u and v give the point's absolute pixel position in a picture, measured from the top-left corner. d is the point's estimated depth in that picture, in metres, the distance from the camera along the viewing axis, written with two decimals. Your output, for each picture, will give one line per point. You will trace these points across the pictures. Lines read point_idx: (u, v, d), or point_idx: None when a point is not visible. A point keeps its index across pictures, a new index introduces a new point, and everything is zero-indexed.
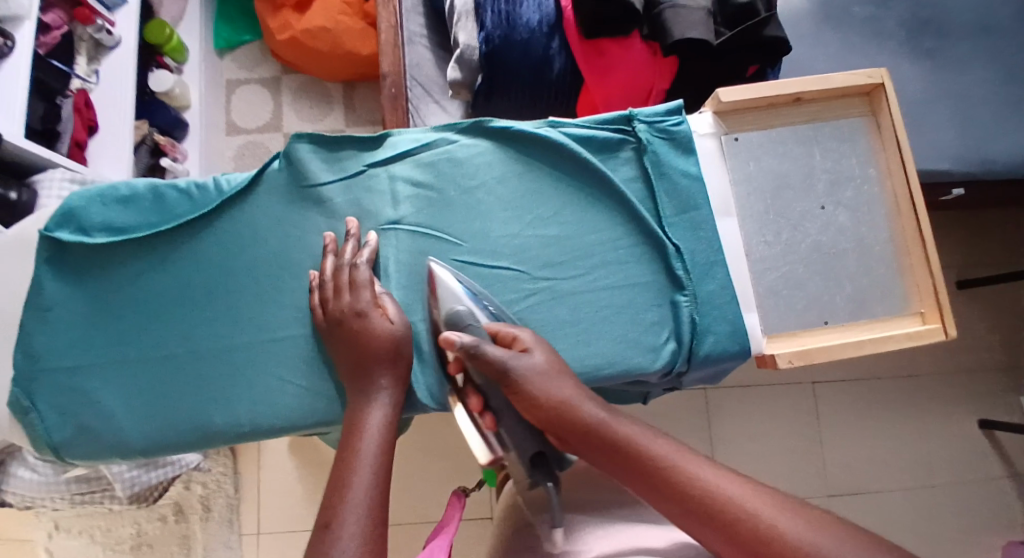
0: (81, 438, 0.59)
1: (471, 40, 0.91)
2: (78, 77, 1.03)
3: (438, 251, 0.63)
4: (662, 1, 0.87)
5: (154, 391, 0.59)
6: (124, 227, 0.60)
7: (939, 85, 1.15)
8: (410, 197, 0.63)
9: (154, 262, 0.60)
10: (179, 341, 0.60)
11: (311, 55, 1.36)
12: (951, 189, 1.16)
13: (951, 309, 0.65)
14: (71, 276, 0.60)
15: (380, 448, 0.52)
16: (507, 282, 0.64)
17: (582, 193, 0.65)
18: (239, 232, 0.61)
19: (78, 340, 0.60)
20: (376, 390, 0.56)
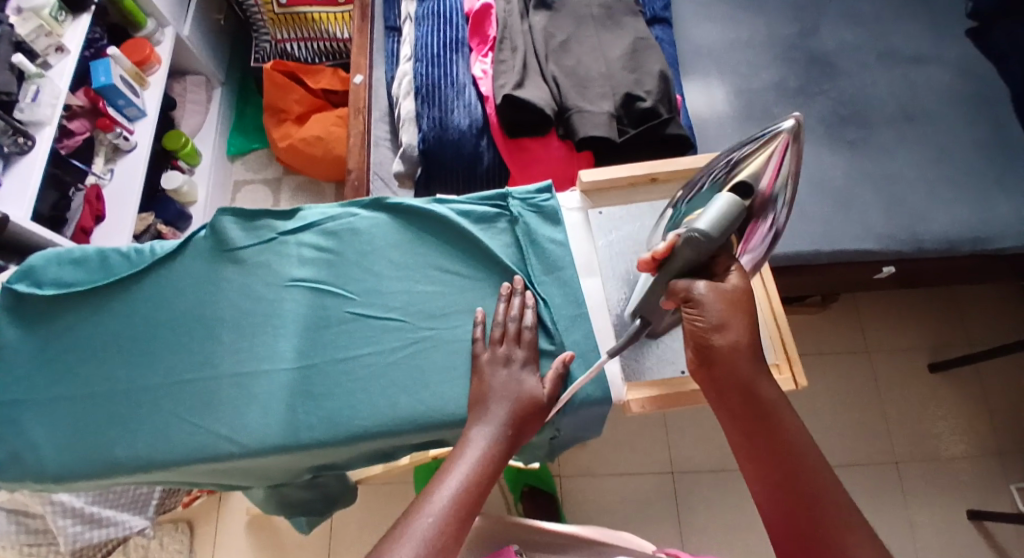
0: (6, 461, 0.68)
1: (412, 140, 1.07)
2: (93, 173, 1.29)
3: (333, 303, 0.73)
4: (570, 106, 1.01)
5: (71, 423, 0.69)
6: (70, 283, 0.74)
7: (872, 167, 1.21)
8: (313, 260, 0.74)
9: (92, 314, 0.73)
10: (100, 379, 0.71)
11: (308, 159, 1.53)
12: (882, 267, 1.19)
13: (799, 361, 0.70)
14: (24, 323, 0.73)
15: (476, 466, 0.62)
16: (391, 332, 0.72)
17: (463, 257, 0.75)
18: (165, 287, 0.73)
19: (19, 378, 0.71)
20: (489, 417, 0.65)
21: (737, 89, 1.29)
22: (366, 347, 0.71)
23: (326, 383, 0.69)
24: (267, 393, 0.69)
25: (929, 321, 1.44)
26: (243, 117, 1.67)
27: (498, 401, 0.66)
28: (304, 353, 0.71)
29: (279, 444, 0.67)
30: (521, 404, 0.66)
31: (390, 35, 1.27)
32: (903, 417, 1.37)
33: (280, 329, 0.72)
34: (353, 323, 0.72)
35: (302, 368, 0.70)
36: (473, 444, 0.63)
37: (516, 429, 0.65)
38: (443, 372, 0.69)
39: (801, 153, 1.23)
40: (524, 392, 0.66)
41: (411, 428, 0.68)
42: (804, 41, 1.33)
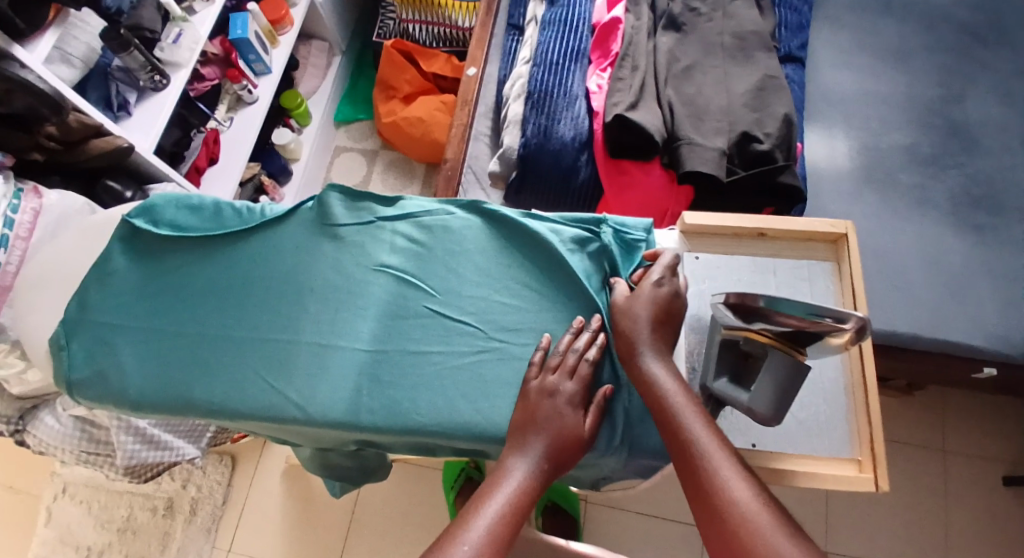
0: (94, 379, 0.73)
1: (514, 143, 1.05)
2: (215, 119, 1.37)
3: (414, 296, 0.74)
4: (681, 137, 0.99)
5: (155, 357, 0.74)
6: (183, 227, 0.78)
7: (992, 258, 1.12)
8: (403, 250, 0.76)
9: (195, 259, 0.77)
10: (189, 323, 0.75)
11: (407, 138, 1.55)
12: (982, 366, 1.11)
13: (885, 464, 0.65)
14: (134, 254, 0.78)
15: (513, 494, 0.63)
16: (463, 336, 0.72)
17: (549, 276, 0.74)
18: (264, 250, 0.77)
19: (118, 304, 0.76)
20: (526, 449, 0.65)
21: (860, 145, 1.22)
22: (437, 346, 0.72)
23: (393, 372, 0.71)
24: (337, 370, 0.71)
25: (1020, 432, 1.32)
26: (355, 87, 1.72)
27: (537, 431, 0.66)
28: (379, 340, 0.72)
29: (339, 421, 0.69)
30: (559, 440, 0.65)
31: (511, 33, 1.28)
32: (969, 526, 1.26)
33: (358, 310, 0.74)
34: (429, 319, 0.73)
35: (373, 353, 0.72)
36: (510, 475, 0.64)
37: (553, 465, 0.65)
38: (507, 387, 0.70)
39: (913, 226, 1.15)
40: (566, 428, 0.66)
41: (462, 435, 0.68)
42: (944, 106, 1.24)
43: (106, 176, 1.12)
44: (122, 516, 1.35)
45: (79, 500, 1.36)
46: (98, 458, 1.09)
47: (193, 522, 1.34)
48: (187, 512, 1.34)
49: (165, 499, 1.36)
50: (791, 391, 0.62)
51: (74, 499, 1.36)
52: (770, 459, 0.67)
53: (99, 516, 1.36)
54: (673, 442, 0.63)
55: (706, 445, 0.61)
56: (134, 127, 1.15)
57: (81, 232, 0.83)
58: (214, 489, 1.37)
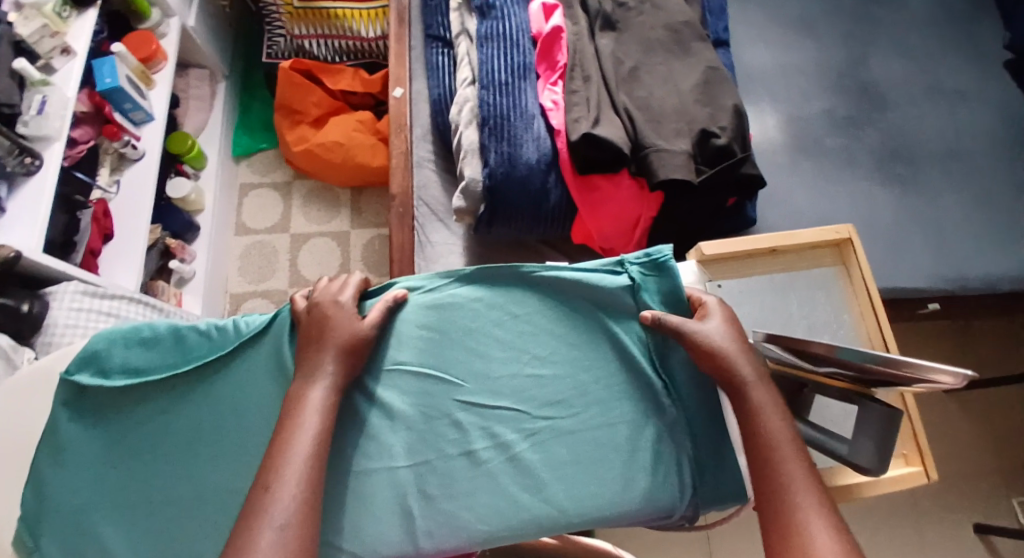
0: None
1: (476, 174, 0.99)
2: (99, 187, 1.19)
3: (441, 391, 0.70)
4: (647, 145, 0.96)
5: (154, 524, 0.68)
6: (141, 370, 0.72)
7: (918, 205, 1.22)
8: (415, 341, 0.72)
9: (168, 406, 0.71)
10: (178, 481, 0.69)
11: (326, 165, 1.42)
12: (927, 303, 1.22)
13: (931, 454, 0.69)
14: (87, 418, 0.71)
15: (318, 422, 0.63)
16: (507, 421, 0.70)
17: (577, 336, 0.72)
18: (250, 374, 0.71)
19: (87, 479, 0.70)
20: (318, 374, 0.66)
21: (788, 116, 1.28)
22: (482, 440, 0.69)
23: (442, 482, 0.68)
24: (377, 488, 0.68)
25: None
26: (248, 114, 1.54)
27: (325, 349, 0.67)
28: (417, 449, 0.68)
29: (398, 548, 0.66)
30: (344, 349, 0.67)
31: (433, 45, 1.18)
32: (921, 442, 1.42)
33: (381, 421, 0.69)
34: (462, 412, 0.69)
35: (415, 464, 0.68)
36: (309, 401, 0.64)
37: (343, 366, 0.67)
38: (564, 466, 0.68)
39: (845, 185, 1.23)
40: (344, 332, 0.68)
41: (535, 530, 0.67)
42: (854, 68, 1.32)
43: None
44: None
45: None
46: None
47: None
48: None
49: None
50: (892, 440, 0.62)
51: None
52: (832, 476, 0.71)
53: None
54: (749, 439, 0.63)
55: (775, 431, 0.62)
56: (14, 225, 0.96)
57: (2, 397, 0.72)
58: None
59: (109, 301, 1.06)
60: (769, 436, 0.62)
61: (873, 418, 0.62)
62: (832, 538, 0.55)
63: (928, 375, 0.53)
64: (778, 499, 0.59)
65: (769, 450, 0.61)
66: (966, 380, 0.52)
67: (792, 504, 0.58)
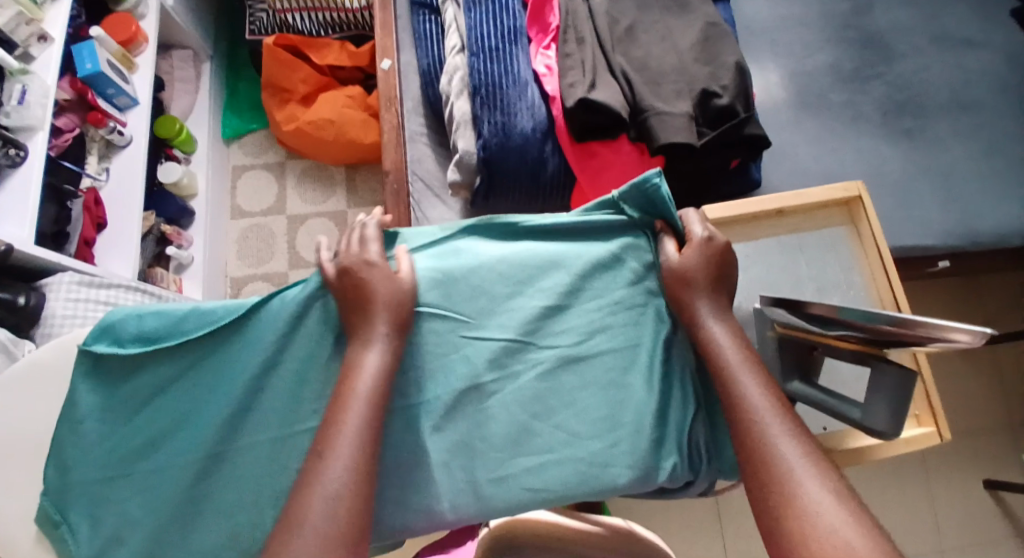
0: (113, 547, 0.62)
1: (470, 147, 0.95)
2: (88, 175, 1.16)
3: (446, 329, 0.66)
4: (646, 108, 0.93)
5: (180, 494, 0.62)
6: (154, 337, 0.64)
7: (927, 159, 1.19)
8: (420, 281, 0.67)
9: (184, 370, 0.64)
10: (203, 444, 0.62)
11: (318, 143, 1.39)
12: (937, 261, 1.19)
13: (945, 413, 0.66)
14: (105, 386, 0.64)
15: (370, 391, 0.59)
16: (510, 354, 0.67)
17: (580, 268, 0.69)
18: (262, 335, 0.64)
19: (109, 450, 0.63)
20: (368, 339, 0.61)
21: (791, 71, 1.24)
22: (490, 372, 0.66)
23: (461, 418, 0.65)
24: (387, 455, 0.63)
25: None
26: (236, 94, 1.51)
27: (372, 317, 0.62)
28: (428, 386, 0.65)
29: (418, 503, 0.63)
30: (393, 314, 0.62)
31: (420, 12, 1.14)
32: None
33: (391, 364, 0.65)
34: (469, 348, 0.66)
35: (433, 419, 0.64)
36: (362, 366, 0.60)
37: (396, 334, 0.62)
38: (571, 398, 0.66)
39: (852, 142, 1.19)
40: (387, 294, 0.62)
41: (550, 463, 0.64)
42: (858, 17, 1.27)
43: None
44: None
45: None
46: None
47: None
48: None
49: None
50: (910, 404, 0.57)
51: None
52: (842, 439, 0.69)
53: None
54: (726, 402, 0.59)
55: (752, 390, 0.59)
56: (4, 219, 0.94)
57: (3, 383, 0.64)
58: None
59: (107, 291, 1.04)
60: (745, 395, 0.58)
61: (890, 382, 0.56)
62: (829, 491, 0.51)
63: (944, 334, 0.50)
64: (762, 448, 0.55)
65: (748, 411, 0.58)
66: (983, 339, 0.49)
67: (778, 464, 0.54)
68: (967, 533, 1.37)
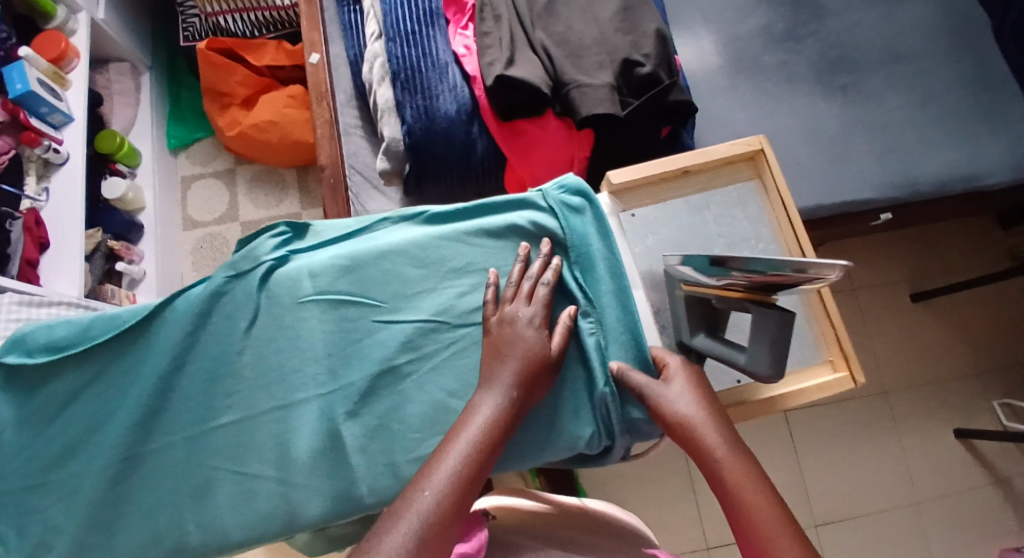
0: (40, 552, 0.64)
1: (396, 134, 0.96)
2: (28, 196, 1.15)
3: (358, 315, 0.67)
4: (568, 81, 0.93)
5: (100, 496, 0.63)
6: (63, 345, 0.65)
7: (864, 112, 1.19)
8: (329, 269, 0.67)
9: (97, 375, 0.65)
10: (119, 445, 0.64)
11: (262, 146, 1.39)
12: (879, 214, 1.20)
13: (856, 357, 0.67)
14: (20, 396, 0.65)
15: (479, 436, 0.58)
16: (422, 334, 0.67)
17: (490, 247, 0.70)
18: (169, 336, 0.65)
19: (28, 459, 0.64)
20: (495, 384, 0.61)
21: (724, 36, 1.24)
22: (402, 353, 0.66)
23: (374, 402, 0.65)
24: (303, 440, 0.63)
25: (914, 253, 1.49)
26: (178, 104, 1.50)
27: (504, 361, 0.62)
28: (342, 371, 0.65)
29: (331, 490, 0.63)
30: (529, 366, 0.62)
31: (345, 5, 1.14)
32: (893, 350, 1.45)
33: (304, 353, 0.65)
34: (383, 332, 0.66)
35: (347, 398, 0.64)
36: (479, 410, 0.59)
37: (524, 391, 0.61)
38: None
39: (788, 101, 1.20)
40: (529, 349, 0.63)
41: None
42: None
43: None
44: None
45: None
46: None
47: None
48: None
49: None
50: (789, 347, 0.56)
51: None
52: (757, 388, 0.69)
53: None
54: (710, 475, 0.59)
55: (731, 462, 0.58)
56: None
57: None
58: None
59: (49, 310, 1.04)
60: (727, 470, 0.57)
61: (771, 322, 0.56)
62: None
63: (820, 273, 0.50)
64: (753, 524, 0.54)
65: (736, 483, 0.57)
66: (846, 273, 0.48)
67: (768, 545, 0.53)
68: (941, 483, 1.38)
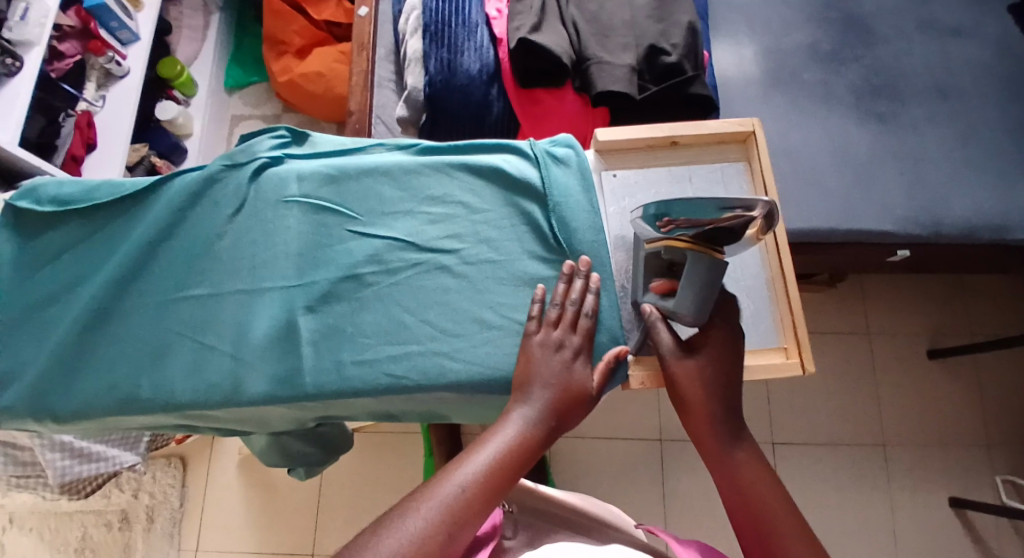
0: (5, 384, 0.66)
1: (418, 84, 1.00)
2: (85, 100, 1.24)
3: (334, 222, 0.70)
4: (589, 57, 0.95)
5: (69, 342, 0.67)
6: (69, 200, 0.69)
7: (898, 144, 1.17)
8: (315, 176, 0.70)
9: (93, 233, 0.69)
10: (95, 300, 0.67)
11: (308, 96, 1.46)
12: (896, 250, 1.17)
13: (809, 347, 0.68)
14: (21, 239, 0.69)
15: (510, 442, 0.61)
16: (391, 250, 0.69)
17: (471, 183, 0.71)
18: (161, 209, 0.69)
19: (16, 297, 0.68)
20: (529, 399, 0.63)
21: (767, 48, 1.23)
22: (368, 265, 0.68)
23: (331, 304, 0.67)
24: (262, 325, 0.66)
25: (939, 307, 1.44)
26: (241, 47, 1.59)
27: (541, 385, 0.64)
28: (308, 271, 0.68)
29: (275, 376, 0.65)
30: (565, 392, 0.64)
31: None
32: (896, 401, 1.40)
33: (277, 249, 0.69)
34: (354, 242, 0.69)
35: (311, 295, 0.67)
36: (510, 422, 0.62)
37: (559, 416, 0.63)
38: (442, 298, 0.68)
39: (821, 121, 1.18)
40: (567, 379, 0.64)
41: (413, 356, 0.66)
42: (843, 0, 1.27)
43: None
44: (77, 535, 1.35)
45: (29, 529, 1.34)
46: (30, 480, 1.03)
47: (153, 530, 1.34)
48: (144, 521, 1.34)
49: (118, 513, 1.35)
50: (711, 295, 0.65)
51: (23, 529, 1.35)
52: None
53: (52, 540, 1.35)
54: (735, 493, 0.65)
55: (759, 485, 0.64)
56: None
57: None
58: (168, 493, 1.36)
59: None
60: (752, 493, 0.64)
61: (700, 271, 0.64)
62: None
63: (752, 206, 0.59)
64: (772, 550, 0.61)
65: (761, 504, 0.63)
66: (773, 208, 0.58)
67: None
68: (925, 546, 1.31)
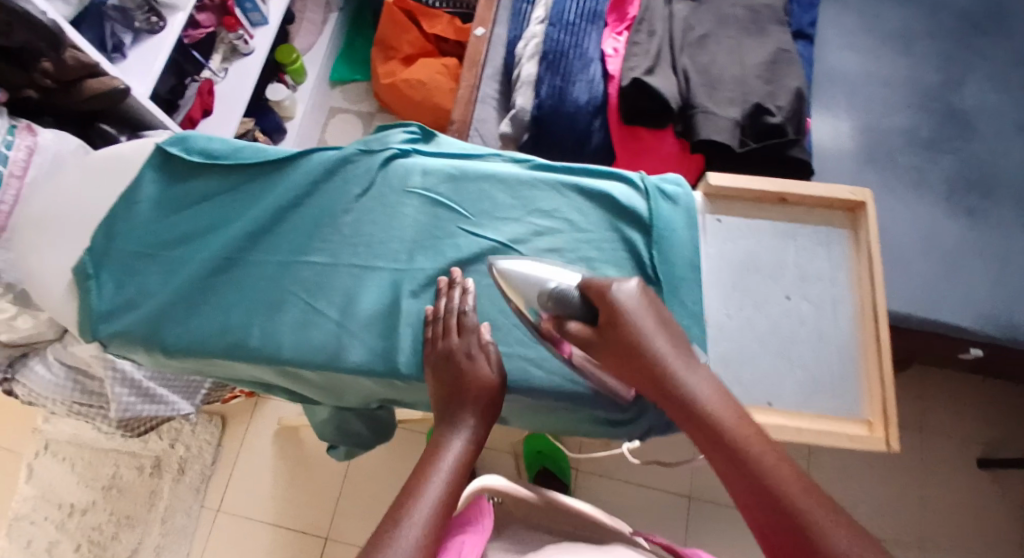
0: (126, 309, 0.71)
1: (527, 105, 1.04)
2: (209, 69, 1.33)
3: (448, 218, 0.73)
4: (696, 105, 0.97)
5: (190, 282, 0.71)
6: (216, 155, 0.76)
7: (986, 241, 1.15)
8: (438, 172, 0.75)
9: (230, 188, 0.75)
10: (220, 249, 0.72)
11: (406, 102, 1.52)
12: (970, 347, 1.14)
13: (895, 423, 0.68)
14: (166, 182, 0.76)
15: (451, 473, 0.58)
16: (497, 253, 0.71)
17: (582, 203, 0.74)
18: (295, 177, 0.74)
19: (151, 231, 0.74)
20: (459, 424, 0.61)
21: (864, 126, 1.25)
22: (473, 263, 0.71)
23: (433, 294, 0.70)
24: (366, 302, 0.70)
25: (999, 415, 1.40)
26: (352, 46, 1.67)
27: (463, 405, 0.62)
28: (418, 259, 0.71)
29: (369, 351, 0.67)
30: (478, 400, 0.63)
31: None
32: (941, 502, 1.35)
33: (393, 232, 0.72)
34: (464, 239, 0.72)
35: (414, 281, 0.70)
36: (448, 449, 0.60)
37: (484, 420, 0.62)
38: None
39: (910, 205, 1.18)
40: (478, 382, 0.63)
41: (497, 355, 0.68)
42: (946, 92, 1.27)
43: (100, 120, 1.08)
44: (108, 473, 1.38)
45: (63, 459, 1.39)
46: (90, 410, 1.02)
47: (181, 482, 1.37)
48: (175, 471, 1.38)
49: (153, 458, 1.39)
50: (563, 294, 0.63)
51: (57, 457, 1.39)
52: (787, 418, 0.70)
53: (82, 472, 1.39)
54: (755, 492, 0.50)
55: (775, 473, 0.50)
56: (131, 72, 1.10)
57: (86, 170, 0.77)
58: (203, 448, 1.39)
59: None
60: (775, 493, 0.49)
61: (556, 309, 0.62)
62: None
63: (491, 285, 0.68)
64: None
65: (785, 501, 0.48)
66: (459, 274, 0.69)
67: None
68: None
